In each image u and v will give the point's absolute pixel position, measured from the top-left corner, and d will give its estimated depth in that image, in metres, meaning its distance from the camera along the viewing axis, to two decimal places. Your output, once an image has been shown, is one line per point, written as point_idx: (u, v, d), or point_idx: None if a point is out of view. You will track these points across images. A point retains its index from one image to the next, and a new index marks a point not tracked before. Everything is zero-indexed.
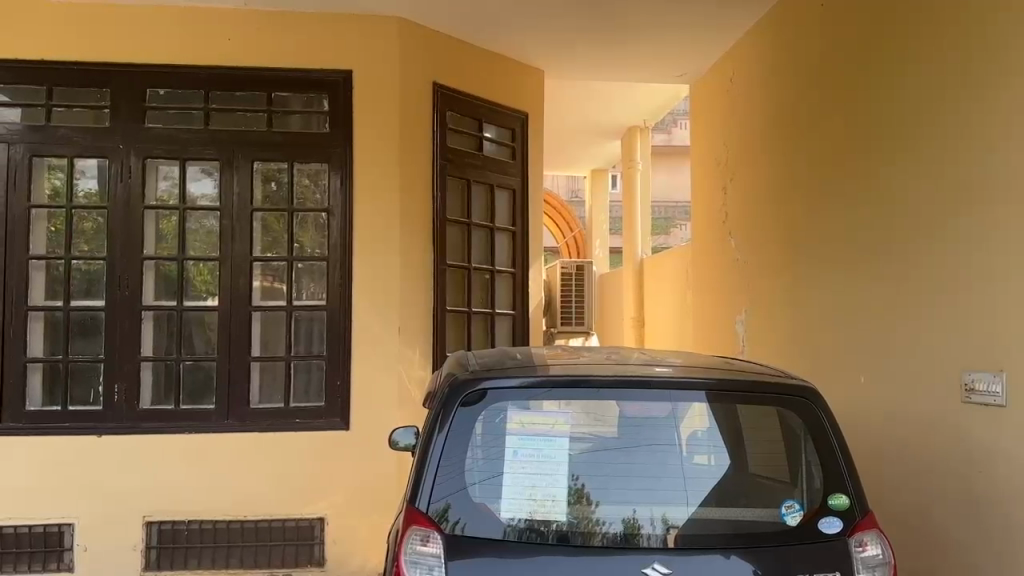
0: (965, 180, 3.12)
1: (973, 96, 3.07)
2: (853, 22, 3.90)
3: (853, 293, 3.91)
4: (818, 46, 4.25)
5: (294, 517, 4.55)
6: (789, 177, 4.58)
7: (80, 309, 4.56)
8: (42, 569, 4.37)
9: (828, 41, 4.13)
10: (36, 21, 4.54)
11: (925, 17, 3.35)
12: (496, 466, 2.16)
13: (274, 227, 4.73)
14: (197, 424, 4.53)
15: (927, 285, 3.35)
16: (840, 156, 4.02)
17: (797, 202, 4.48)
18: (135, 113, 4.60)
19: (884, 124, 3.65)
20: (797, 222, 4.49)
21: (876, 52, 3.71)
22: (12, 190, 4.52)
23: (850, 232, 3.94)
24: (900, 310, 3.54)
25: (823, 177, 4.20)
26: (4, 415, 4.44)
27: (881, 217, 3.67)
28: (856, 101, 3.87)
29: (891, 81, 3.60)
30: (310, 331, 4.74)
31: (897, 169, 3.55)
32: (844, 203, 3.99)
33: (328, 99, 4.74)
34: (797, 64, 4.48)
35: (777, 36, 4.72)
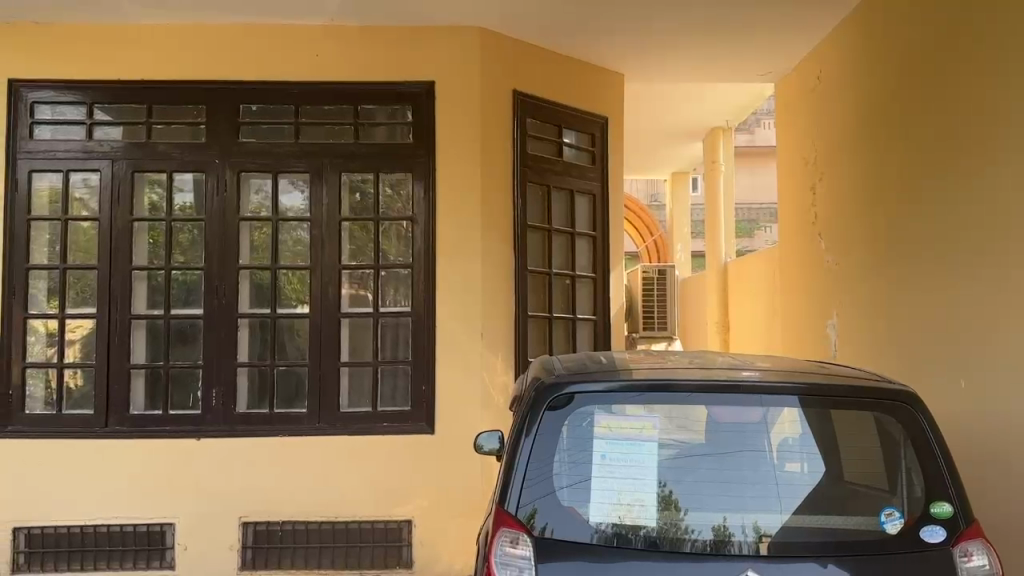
0: (1009, 171, 3.31)
1: (1009, 91, 3.29)
2: (906, 27, 4.12)
3: (939, 295, 3.84)
4: (876, 49, 4.46)
5: (382, 519, 4.65)
6: (857, 176, 4.72)
7: (179, 317, 4.78)
8: (144, 566, 4.58)
9: (885, 45, 4.34)
10: (137, 45, 4.79)
11: (1003, 18, 3.33)
12: (584, 471, 2.17)
13: (361, 236, 4.86)
14: (289, 427, 4.68)
15: (986, 274, 3.49)
16: (899, 155, 4.21)
17: (867, 201, 4.60)
18: (230, 129, 4.81)
19: (932, 122, 3.87)
20: (869, 220, 4.58)
21: (925, 55, 3.93)
22: (117, 205, 4.77)
23: (912, 227, 4.09)
24: (965, 301, 3.64)
25: (884, 175, 4.38)
26: (108, 418, 4.67)
27: (937, 211, 3.84)
28: (928, 102, 3.90)
29: (938, 82, 3.82)
30: (396, 337, 4.84)
31: (948, 164, 3.74)
32: (925, 205, 3.95)
33: (411, 110, 4.86)
34: (859, 66, 4.67)
35: (841, 39, 4.92)
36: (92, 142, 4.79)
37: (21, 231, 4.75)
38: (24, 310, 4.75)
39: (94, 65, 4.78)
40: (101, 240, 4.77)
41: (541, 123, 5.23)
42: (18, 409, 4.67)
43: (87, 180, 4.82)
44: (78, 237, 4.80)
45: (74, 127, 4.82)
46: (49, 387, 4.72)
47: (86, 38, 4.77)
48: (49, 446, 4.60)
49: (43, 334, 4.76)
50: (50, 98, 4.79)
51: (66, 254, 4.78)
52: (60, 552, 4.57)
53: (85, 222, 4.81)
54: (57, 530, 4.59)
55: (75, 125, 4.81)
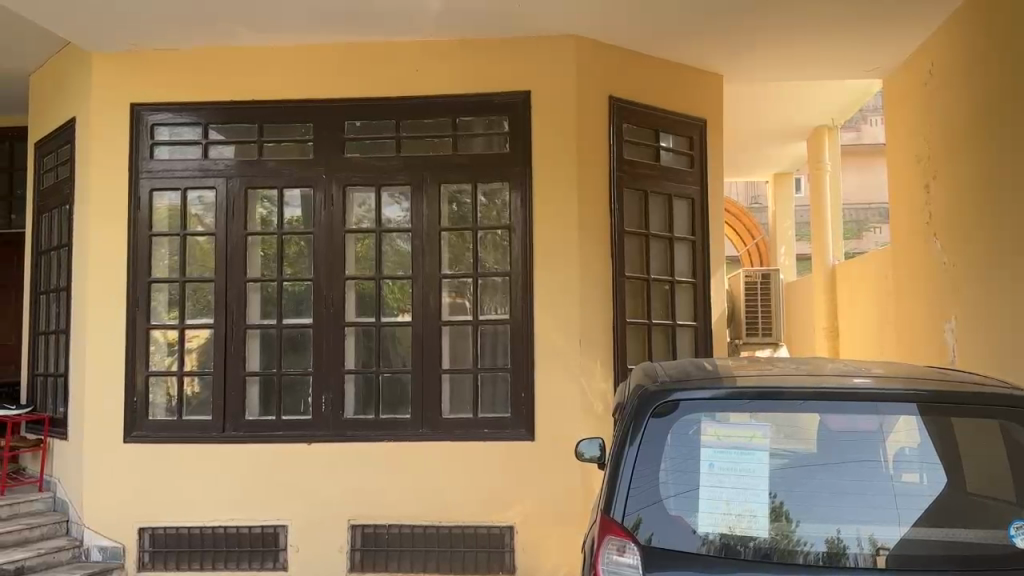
0: None
1: None
2: (1014, 20, 3.99)
3: None
4: (984, 43, 4.31)
5: (485, 524, 4.71)
6: (970, 175, 4.54)
7: (291, 327, 4.98)
8: (260, 566, 4.78)
9: (993, 39, 4.20)
10: (248, 67, 5.03)
11: None
12: (691, 480, 2.14)
13: (461, 245, 4.95)
14: (394, 433, 4.80)
15: None
16: (1011, 154, 4.05)
17: (981, 202, 4.41)
18: (335, 144, 4.99)
19: None
20: (984, 222, 4.39)
21: None
22: (231, 220, 5.02)
23: None
24: None
25: (998, 175, 4.21)
26: (225, 424, 4.91)
27: None
28: None
29: None
30: (496, 345, 4.89)
31: None
32: None
33: (508, 121, 4.91)
34: (969, 60, 4.50)
35: (950, 33, 4.75)
36: (208, 161, 5.06)
37: (145, 247, 5.05)
38: (147, 322, 5.03)
39: (209, 88, 5.05)
40: (217, 254, 5.03)
41: (638, 128, 5.20)
42: (144, 414, 4.95)
43: (203, 197, 5.09)
44: (196, 252, 5.08)
45: (191, 147, 5.09)
46: (170, 396, 4.99)
47: (202, 62, 5.05)
48: (171, 450, 4.87)
49: (163, 344, 5.04)
50: (168, 121, 5.08)
51: (186, 268, 5.06)
52: (182, 551, 4.82)
53: (202, 237, 5.08)
54: (179, 531, 4.84)
55: (192, 145, 5.09)
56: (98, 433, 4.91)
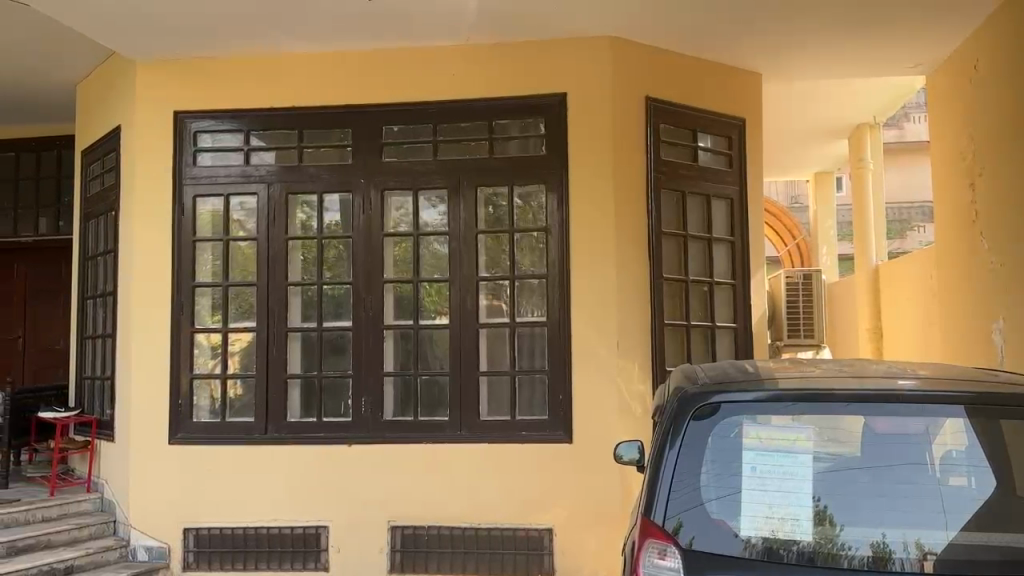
0: None
1: None
2: None
3: None
4: None
5: (524, 526, 4.72)
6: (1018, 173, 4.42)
7: (331, 329, 5.03)
8: (302, 566, 4.82)
9: None
10: (288, 74, 5.11)
11: None
12: (733, 483, 2.13)
13: (498, 248, 4.96)
14: (433, 434, 4.83)
15: None
16: None
17: None
18: (373, 149, 5.04)
19: None
20: None
21: None
22: (272, 225, 5.10)
23: None
24: None
25: None
26: (268, 425, 4.98)
27: None
28: None
29: None
30: (532, 347, 4.88)
31: None
32: None
33: (544, 123, 4.91)
34: (1015, 55, 4.39)
35: (996, 26, 4.63)
36: (250, 167, 5.15)
37: (188, 252, 5.14)
38: (191, 325, 5.11)
39: (250, 95, 5.13)
40: (259, 258, 5.11)
41: (675, 128, 5.16)
42: (188, 416, 5.04)
43: (245, 202, 5.18)
44: (238, 256, 5.16)
45: (233, 153, 5.18)
46: (214, 398, 5.07)
47: (243, 70, 5.14)
48: (215, 451, 4.95)
49: (206, 347, 5.12)
50: (211, 128, 5.17)
51: (228, 272, 5.14)
52: (225, 551, 4.89)
53: (244, 242, 5.16)
54: (222, 531, 4.92)
55: (234, 152, 5.17)
56: (145, 435, 5.01)
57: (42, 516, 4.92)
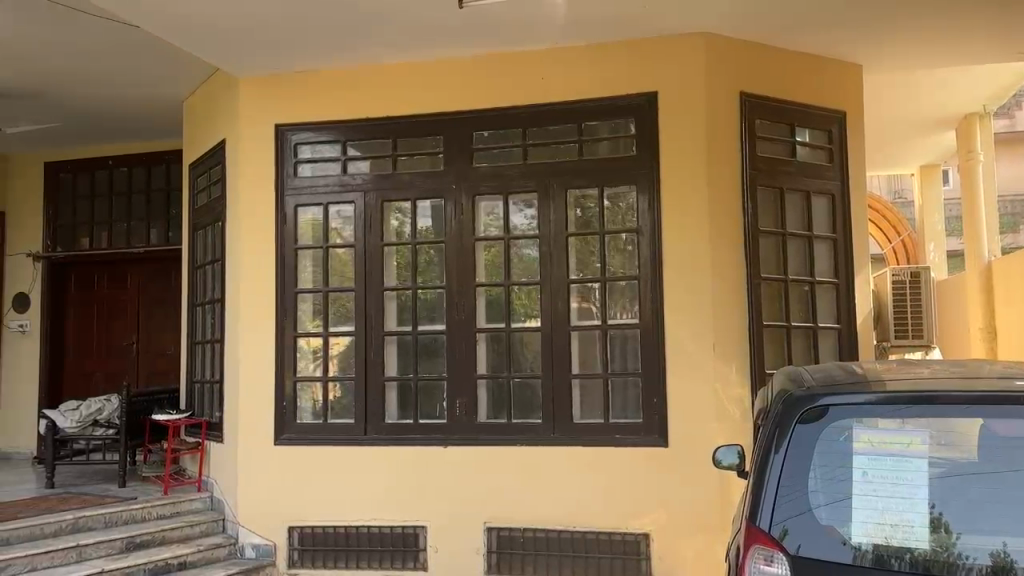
0: None
1: None
2: None
3: None
4: None
5: (620, 530, 4.67)
6: None
7: (425, 332, 5.12)
8: (402, 565, 4.93)
9: None
10: (381, 84, 5.23)
11: None
12: (843, 489, 2.15)
13: (590, 250, 4.93)
14: (527, 437, 4.85)
15: None
16: None
17: None
18: (464, 155, 5.11)
19: None
20: None
21: None
22: (370, 232, 5.23)
23: None
24: None
25: None
26: (367, 427, 5.11)
27: None
28: None
29: None
30: (625, 350, 4.83)
31: None
32: None
33: (634, 123, 4.86)
34: None
35: None
36: (346, 176, 5.29)
37: (290, 260, 5.32)
38: (294, 331, 5.30)
39: (346, 106, 5.28)
40: (357, 264, 5.25)
41: (771, 123, 5.03)
42: (292, 418, 5.22)
43: (343, 211, 5.32)
44: (336, 264, 5.31)
45: (331, 163, 5.34)
46: (316, 401, 5.23)
47: (339, 82, 5.30)
48: (317, 452, 5.11)
49: (308, 351, 5.29)
50: (310, 139, 5.35)
51: (328, 279, 5.30)
52: (328, 550, 5.04)
53: (343, 249, 5.31)
54: (325, 530, 5.06)
55: (332, 162, 5.33)
56: (250, 436, 5.21)
57: (157, 514, 5.15)
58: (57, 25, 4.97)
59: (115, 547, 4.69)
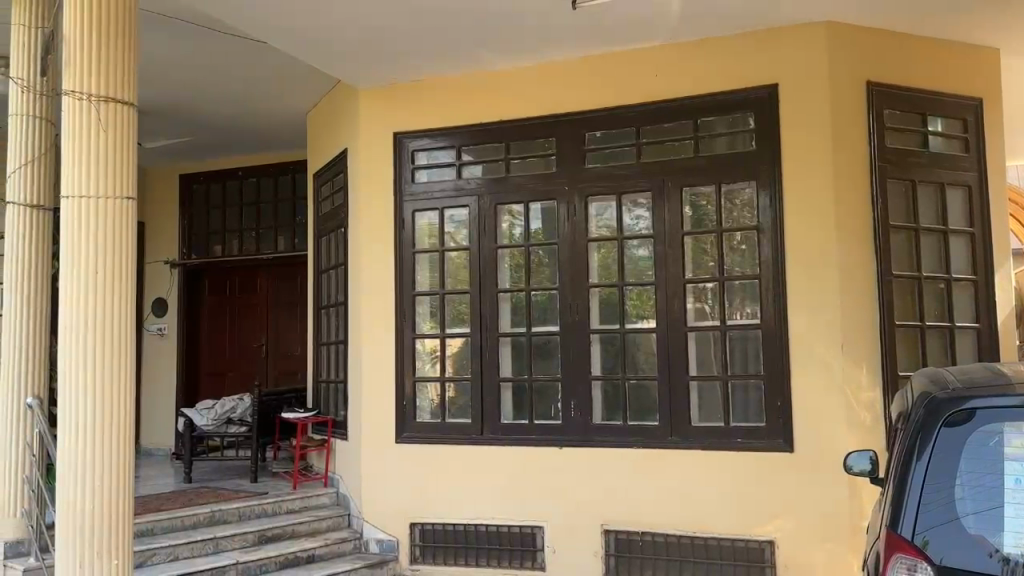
0: None
1: None
2: None
3: None
4: None
5: (743, 537, 4.56)
6: None
7: (539, 334, 5.15)
8: (520, 565, 4.98)
9: None
10: (496, 88, 5.31)
11: None
12: (993, 496, 2.03)
13: (706, 249, 4.83)
14: (643, 439, 4.80)
15: None
16: None
17: None
18: (577, 156, 5.11)
19: None
20: None
21: None
22: (484, 235, 5.31)
23: None
24: None
25: None
26: (484, 427, 5.19)
27: None
28: None
29: None
30: (746, 351, 4.69)
31: None
32: None
33: (754, 117, 4.73)
34: None
35: None
36: (461, 181, 5.39)
37: (408, 263, 5.46)
38: (413, 333, 5.42)
39: (461, 111, 5.38)
40: (472, 266, 5.33)
41: (900, 113, 4.79)
42: (412, 416, 5.35)
43: (457, 215, 5.42)
44: (451, 266, 5.40)
45: (446, 169, 5.44)
46: (434, 400, 5.34)
47: (455, 88, 5.40)
48: (436, 451, 5.22)
49: (425, 353, 5.41)
50: (426, 146, 5.48)
51: (444, 282, 5.40)
52: (449, 548, 5.14)
53: (457, 253, 5.40)
54: (445, 528, 5.16)
55: (447, 167, 5.44)
56: (373, 435, 5.38)
57: (288, 508, 5.38)
58: (193, 45, 5.29)
59: (249, 540, 4.90)
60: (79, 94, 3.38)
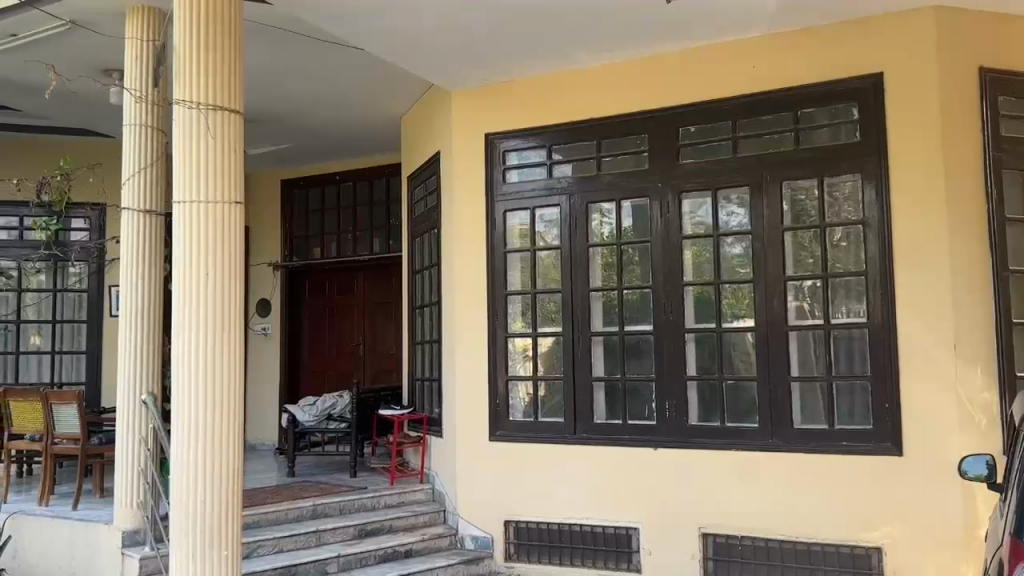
0: None
1: None
2: None
3: None
4: None
5: (848, 543, 4.40)
6: None
7: (632, 333, 5.09)
8: (616, 566, 4.96)
9: None
10: (588, 86, 5.29)
11: None
12: None
13: (807, 245, 4.68)
14: (742, 441, 4.69)
15: None
16: None
17: None
18: (671, 152, 5.04)
19: None
20: None
21: None
22: (575, 234, 5.29)
23: None
24: None
25: None
26: (577, 426, 5.17)
27: None
28: None
29: None
30: (851, 351, 4.52)
31: None
32: None
33: (858, 107, 4.55)
34: None
35: None
36: (553, 180, 5.39)
37: (501, 263, 5.49)
38: (505, 331, 5.45)
39: (552, 110, 5.39)
40: (564, 266, 5.32)
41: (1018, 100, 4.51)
42: (505, 415, 5.38)
43: (548, 214, 5.42)
44: (543, 266, 5.41)
45: (538, 168, 5.46)
46: (526, 399, 5.36)
47: (547, 88, 5.41)
48: (530, 450, 5.24)
49: (518, 352, 5.43)
50: (518, 146, 5.50)
51: (535, 282, 5.41)
52: (543, 546, 5.16)
53: (548, 252, 5.40)
54: (540, 526, 5.17)
55: (539, 166, 5.45)
56: (467, 432, 5.43)
57: (385, 503, 5.50)
58: (293, 54, 5.48)
59: (350, 533, 5.03)
60: (189, 103, 3.55)
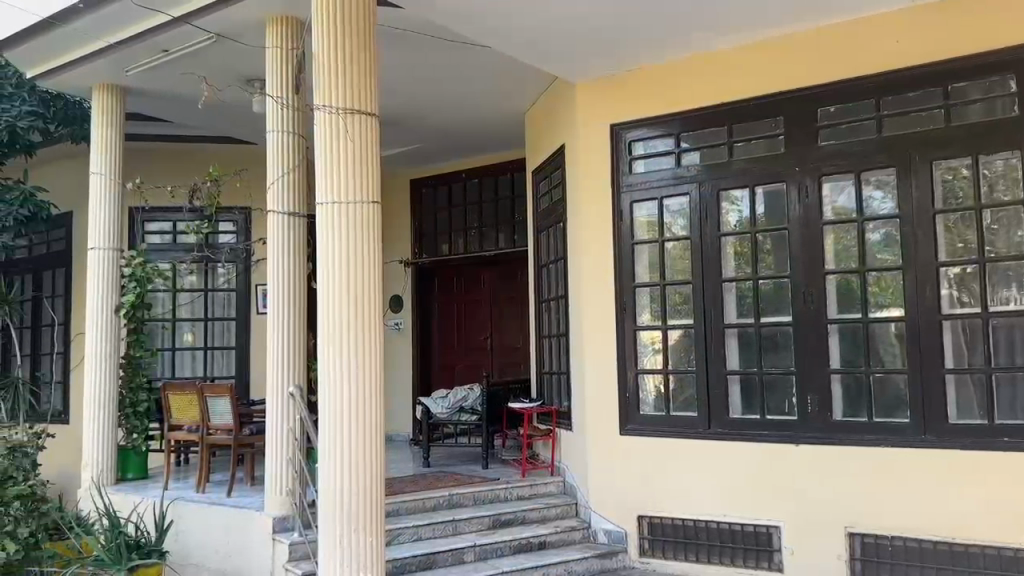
0: None
1: None
2: None
3: None
4: None
5: (1011, 545, 4.10)
6: None
7: (769, 325, 4.92)
8: (755, 565, 4.81)
9: None
10: (715, 71, 5.15)
11: None
12: None
13: (961, 229, 4.37)
14: (892, 437, 4.45)
15: None
16: None
17: None
18: (808, 134, 4.84)
19: None
20: None
21: None
22: (705, 223, 5.16)
23: None
24: None
25: None
26: (711, 421, 5.06)
27: None
28: None
29: None
30: (1013, 340, 4.19)
31: None
32: None
33: (1016, 79, 4.22)
34: None
35: None
36: (681, 169, 5.29)
37: (628, 255, 5.43)
38: (635, 324, 5.39)
39: (679, 98, 5.28)
40: (694, 256, 5.20)
41: None
42: (636, 408, 5.32)
43: (676, 204, 5.32)
44: (671, 258, 5.31)
45: (664, 157, 5.37)
46: (658, 392, 5.28)
47: (675, 74, 5.30)
48: (663, 444, 5.17)
49: (649, 345, 5.35)
50: (644, 136, 5.43)
51: (665, 273, 5.31)
52: (678, 542, 5.07)
53: (677, 243, 5.29)
54: (674, 522, 5.09)
55: (666, 155, 5.36)
56: (598, 425, 5.42)
57: (518, 495, 5.56)
58: (420, 56, 5.62)
59: (484, 523, 5.11)
60: (328, 108, 3.70)
